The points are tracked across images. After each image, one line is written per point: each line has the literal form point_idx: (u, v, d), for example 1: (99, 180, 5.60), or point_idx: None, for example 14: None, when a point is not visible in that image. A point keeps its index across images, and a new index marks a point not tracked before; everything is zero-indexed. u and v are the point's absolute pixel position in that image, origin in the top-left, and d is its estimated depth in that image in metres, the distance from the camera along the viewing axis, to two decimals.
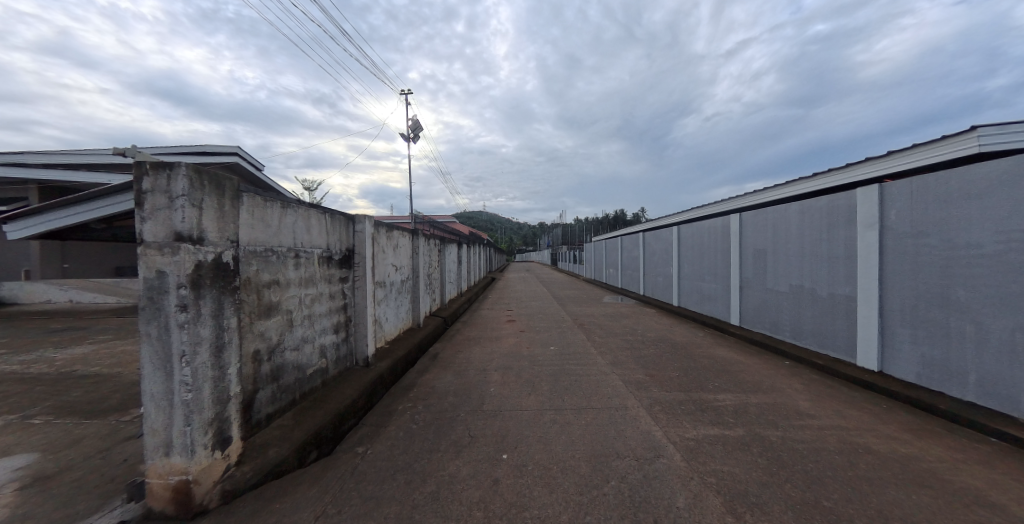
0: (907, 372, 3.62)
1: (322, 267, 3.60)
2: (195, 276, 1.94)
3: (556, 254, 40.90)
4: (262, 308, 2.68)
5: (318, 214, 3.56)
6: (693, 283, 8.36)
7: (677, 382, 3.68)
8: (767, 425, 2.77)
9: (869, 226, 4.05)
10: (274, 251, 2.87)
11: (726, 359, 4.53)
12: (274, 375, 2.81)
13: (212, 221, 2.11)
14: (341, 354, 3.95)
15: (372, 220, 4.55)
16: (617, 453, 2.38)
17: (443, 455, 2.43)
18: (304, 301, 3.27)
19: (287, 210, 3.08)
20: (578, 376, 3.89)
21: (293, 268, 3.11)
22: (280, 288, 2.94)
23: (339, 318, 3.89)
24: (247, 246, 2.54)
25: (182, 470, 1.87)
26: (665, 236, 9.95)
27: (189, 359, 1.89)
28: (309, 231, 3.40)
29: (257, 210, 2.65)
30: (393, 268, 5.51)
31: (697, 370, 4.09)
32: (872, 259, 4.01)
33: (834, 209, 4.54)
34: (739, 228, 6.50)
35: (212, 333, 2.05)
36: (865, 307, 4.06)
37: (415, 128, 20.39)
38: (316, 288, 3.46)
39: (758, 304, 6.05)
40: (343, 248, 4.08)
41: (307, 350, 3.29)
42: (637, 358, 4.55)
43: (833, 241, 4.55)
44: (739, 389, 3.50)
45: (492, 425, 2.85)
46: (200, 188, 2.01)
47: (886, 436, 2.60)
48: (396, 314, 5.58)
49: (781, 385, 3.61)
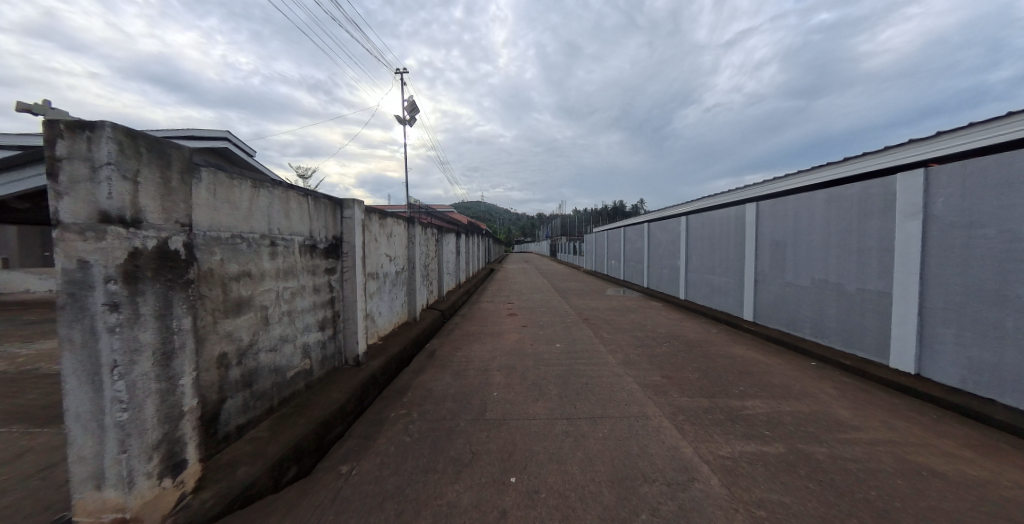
0: (949, 375, 3.31)
1: (305, 256, 3.19)
2: (129, 267, 1.55)
3: (556, 245, 40.55)
4: (228, 305, 2.30)
5: (299, 197, 3.12)
6: (703, 276, 7.99)
7: (697, 386, 3.34)
8: (810, 440, 2.43)
9: (910, 215, 3.67)
10: (243, 239, 2.46)
11: (746, 359, 4.18)
12: (245, 380, 2.46)
13: (155, 199, 1.69)
14: (328, 353, 3.58)
15: (362, 206, 4.11)
16: (644, 475, 2.04)
17: (441, 477, 2.08)
18: (283, 296, 2.88)
19: (261, 190, 2.64)
20: (589, 378, 3.53)
21: (268, 258, 2.71)
22: (253, 281, 2.54)
23: (325, 313, 3.50)
24: (207, 231, 2.14)
25: (118, 506, 1.53)
26: (672, 227, 9.55)
27: (124, 370, 1.52)
28: (289, 216, 2.98)
29: (217, 189, 2.22)
30: (387, 258, 5.10)
31: (718, 371, 3.75)
32: (911, 251, 3.65)
33: (868, 196, 4.15)
34: (756, 218, 6.09)
35: (157, 337, 1.68)
36: (901, 305, 3.73)
37: (410, 109, 19.51)
38: (297, 281, 3.06)
39: (774, 299, 5.69)
40: (330, 236, 3.64)
41: (288, 351, 2.94)
42: (650, 357, 4.19)
43: (864, 232, 4.18)
44: (767, 394, 3.15)
45: (496, 437, 2.50)
46: (134, 157, 1.59)
47: (947, 454, 2.26)
48: (391, 308, 5.20)
49: (813, 390, 3.27)
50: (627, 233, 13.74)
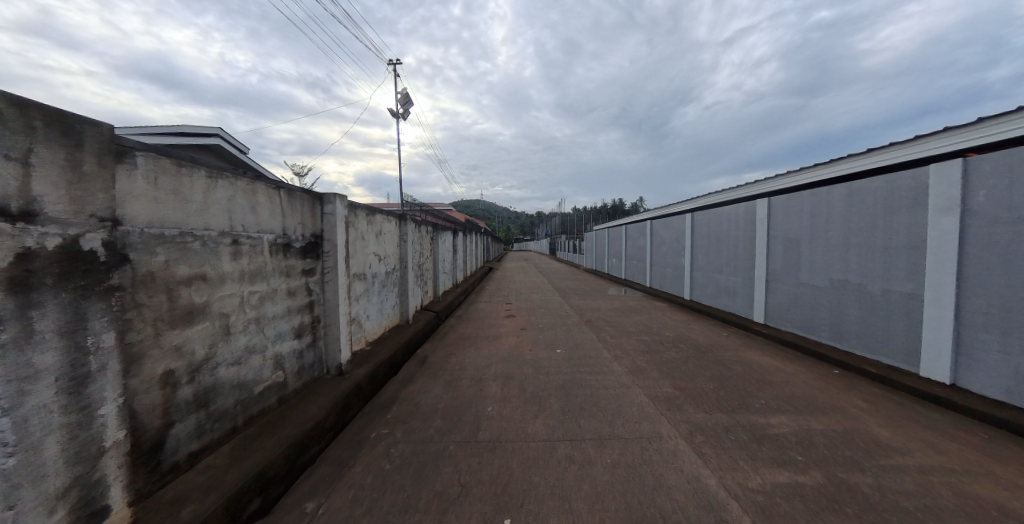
0: (991, 386, 3.01)
1: (276, 257, 2.85)
2: (19, 273, 1.21)
3: (555, 243, 40.25)
4: (175, 314, 1.97)
5: (268, 189, 2.77)
6: (709, 275, 7.67)
7: (714, 399, 3.02)
8: (851, 467, 2.10)
9: (945, 210, 3.35)
10: (196, 237, 2.12)
11: (763, 366, 3.87)
12: (199, 400, 2.13)
13: (59, 187, 1.35)
14: (307, 362, 3.24)
15: (345, 201, 3.75)
16: (663, 517, 1.72)
17: (423, 518, 1.75)
18: (249, 301, 2.54)
19: (219, 181, 2.30)
20: (594, 390, 3.20)
21: (229, 258, 2.36)
22: (209, 285, 2.21)
23: (301, 319, 3.17)
24: (145, 228, 1.80)
25: None
26: (677, 224, 9.22)
27: (11, 405, 1.18)
28: (255, 210, 2.63)
29: (158, 177, 1.87)
30: (375, 257, 4.76)
31: (734, 381, 3.44)
32: (945, 249, 3.33)
33: (895, 190, 3.82)
34: (768, 214, 5.76)
35: (62, 359, 1.34)
36: (934, 308, 3.41)
37: (406, 101, 19.06)
38: (267, 284, 2.72)
39: (787, 300, 5.37)
40: (308, 234, 3.30)
41: (256, 363, 2.60)
42: (658, 365, 3.87)
43: (890, 229, 3.86)
44: (792, 409, 2.84)
45: (489, 464, 2.18)
46: (23, 131, 1.25)
47: (1012, 485, 1.95)
48: (380, 310, 4.87)
49: (841, 403, 2.96)
50: (628, 230, 13.37)
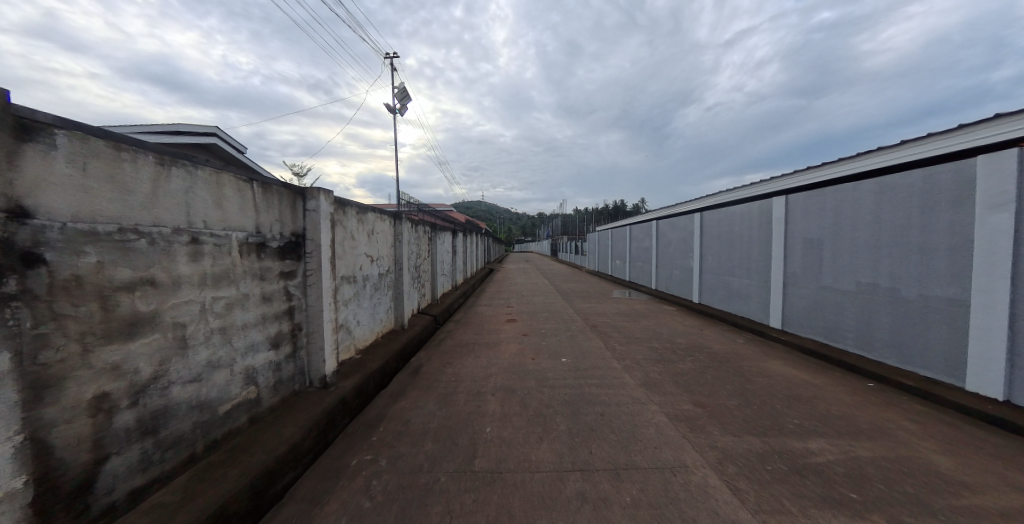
0: None
1: (247, 257, 2.52)
2: None
3: (557, 244, 39.94)
4: (112, 326, 1.65)
5: (238, 181, 2.45)
6: (720, 278, 7.33)
7: (741, 419, 2.68)
8: (919, 510, 1.76)
9: (997, 207, 3.01)
10: (142, 234, 1.80)
11: (789, 378, 3.52)
12: (145, 427, 1.80)
13: None
14: (284, 376, 2.92)
15: (331, 197, 3.43)
16: None
17: None
18: (211, 309, 2.22)
19: (173, 170, 1.98)
20: (605, 408, 2.87)
21: (186, 259, 2.04)
22: (159, 291, 1.88)
23: (278, 327, 2.84)
24: (67, 222, 1.47)
25: None
26: (685, 224, 8.87)
27: None
28: (221, 205, 2.31)
29: (87, 162, 1.55)
30: (367, 259, 4.43)
31: (759, 396, 3.10)
32: (999, 250, 2.99)
33: (936, 185, 3.48)
34: (787, 213, 5.41)
35: None
36: (984, 316, 3.06)
37: (402, 95, 18.75)
38: (234, 289, 2.40)
39: (807, 305, 5.03)
40: (287, 232, 2.98)
41: (221, 380, 2.28)
42: (674, 377, 3.54)
43: (930, 228, 3.51)
44: (832, 432, 2.50)
45: (487, 502, 1.84)
46: None
47: None
48: (372, 315, 4.55)
49: (886, 424, 2.61)
50: (634, 231, 13.01)
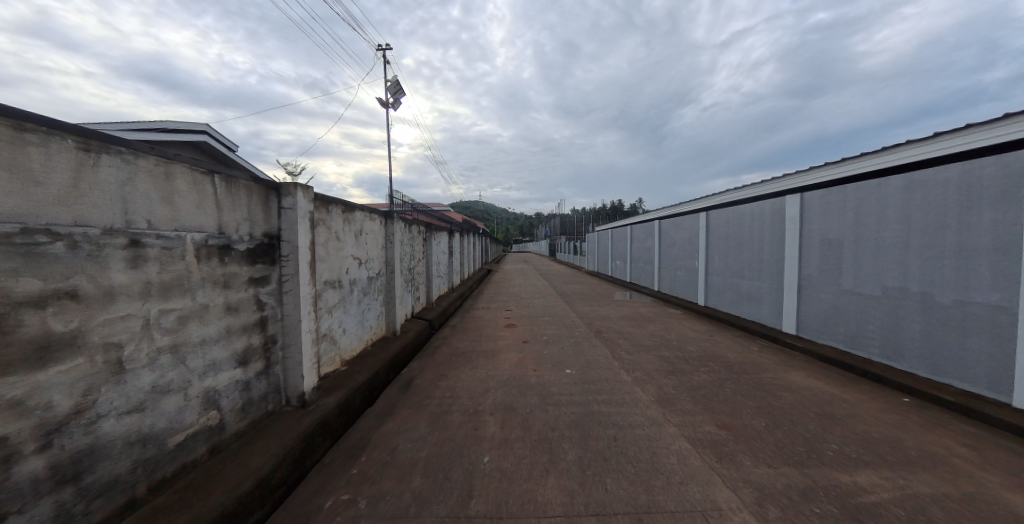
0: None
1: (206, 262, 2.18)
2: None
3: (555, 244, 39.58)
4: (13, 352, 1.30)
5: (195, 174, 2.12)
6: (728, 280, 7.03)
7: (772, 443, 2.38)
8: None
9: None
10: (61, 237, 1.46)
11: (816, 393, 3.22)
12: (63, 475, 1.45)
13: None
14: (255, 395, 2.57)
15: (311, 193, 3.08)
16: None
17: None
18: (158, 323, 1.88)
19: (105, 158, 1.64)
20: (618, 430, 2.55)
21: (122, 266, 1.70)
22: (85, 306, 1.54)
23: (246, 341, 2.49)
24: None
25: None
26: (690, 224, 8.56)
27: None
28: (171, 201, 1.96)
29: None
30: (354, 261, 4.09)
31: (787, 414, 2.79)
32: None
33: (976, 181, 3.18)
34: (802, 213, 5.11)
35: None
36: None
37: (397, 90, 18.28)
38: (189, 299, 2.05)
39: (825, 310, 4.73)
40: (258, 233, 2.64)
41: (172, 407, 1.94)
42: (690, 391, 3.23)
43: (968, 228, 3.22)
44: (878, 459, 2.20)
45: None
46: None
47: None
48: (360, 322, 4.20)
49: (937, 451, 2.30)
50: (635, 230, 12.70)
